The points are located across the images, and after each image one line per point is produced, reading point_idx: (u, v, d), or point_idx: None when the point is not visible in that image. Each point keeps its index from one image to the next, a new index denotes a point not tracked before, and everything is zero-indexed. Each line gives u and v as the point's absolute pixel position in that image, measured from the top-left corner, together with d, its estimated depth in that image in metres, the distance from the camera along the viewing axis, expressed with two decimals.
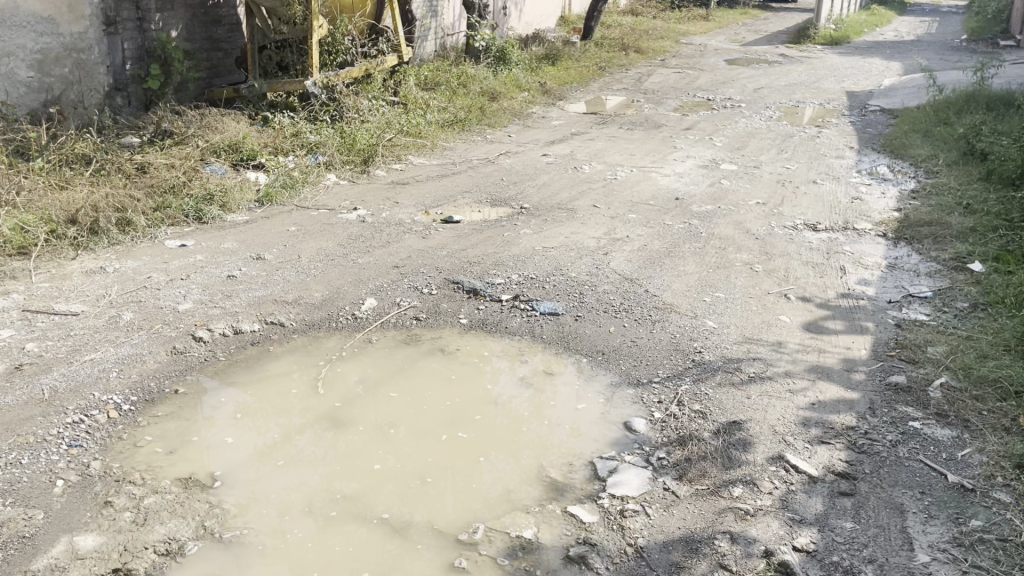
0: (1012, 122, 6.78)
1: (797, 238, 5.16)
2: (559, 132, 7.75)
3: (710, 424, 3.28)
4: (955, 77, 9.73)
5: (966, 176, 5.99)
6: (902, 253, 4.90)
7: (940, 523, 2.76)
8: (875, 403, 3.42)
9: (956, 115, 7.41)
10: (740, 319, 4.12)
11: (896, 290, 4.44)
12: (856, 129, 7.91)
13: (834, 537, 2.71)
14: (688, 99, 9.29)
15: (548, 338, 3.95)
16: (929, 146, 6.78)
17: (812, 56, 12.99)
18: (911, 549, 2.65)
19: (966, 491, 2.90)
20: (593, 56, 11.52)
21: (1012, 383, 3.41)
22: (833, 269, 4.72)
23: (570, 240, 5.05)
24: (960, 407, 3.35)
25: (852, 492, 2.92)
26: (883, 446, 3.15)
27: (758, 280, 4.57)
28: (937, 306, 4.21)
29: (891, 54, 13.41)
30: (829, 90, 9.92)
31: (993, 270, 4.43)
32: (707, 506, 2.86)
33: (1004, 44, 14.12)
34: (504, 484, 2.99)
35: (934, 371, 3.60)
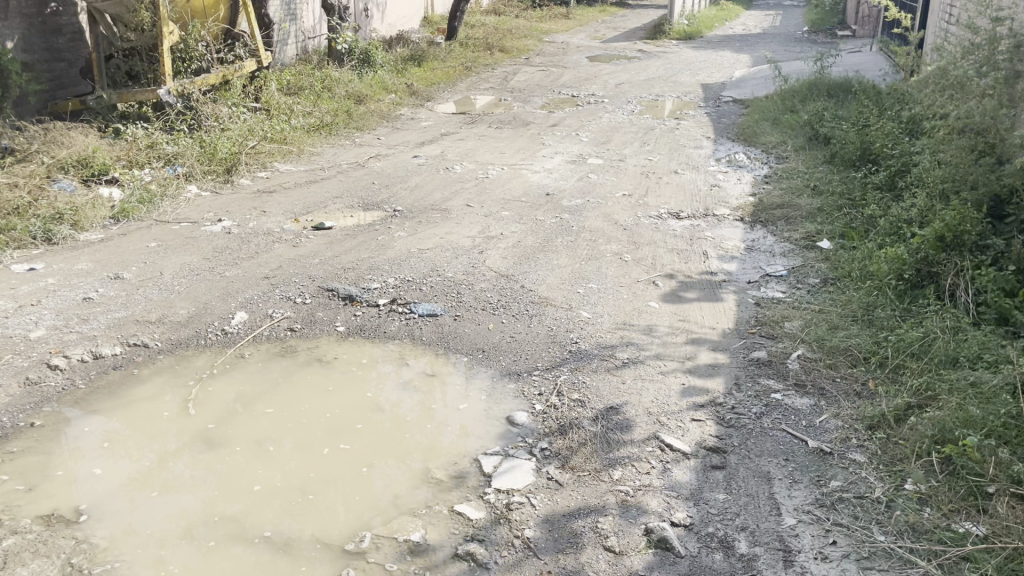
0: (849, 108, 7.28)
1: (662, 226, 5.37)
2: (428, 133, 7.74)
3: (588, 411, 3.36)
4: (799, 66, 10.34)
5: (812, 159, 6.39)
6: (759, 236, 5.17)
7: (803, 486, 2.95)
8: (739, 378, 3.61)
9: (801, 103, 7.89)
10: (613, 307, 4.25)
11: (754, 270, 4.69)
12: (712, 120, 8.29)
13: (709, 510, 2.85)
14: (553, 97, 9.47)
15: (427, 339, 3.95)
16: (779, 133, 7.19)
17: (669, 50, 13.52)
18: (778, 514, 2.82)
19: (824, 454, 3.10)
20: (459, 57, 11.57)
21: (861, 350, 3.67)
22: (696, 254, 4.93)
23: (444, 240, 5.06)
24: (815, 377, 3.57)
25: (723, 465, 3.07)
26: (749, 419, 3.32)
27: (627, 269, 4.72)
28: (791, 284, 4.47)
29: (740, 47, 14.14)
30: (686, 83, 10.35)
31: (840, 247, 4.75)
32: (589, 491, 2.93)
33: (841, 34, 15.12)
34: (392, 489, 2.97)
35: (791, 344, 3.82)
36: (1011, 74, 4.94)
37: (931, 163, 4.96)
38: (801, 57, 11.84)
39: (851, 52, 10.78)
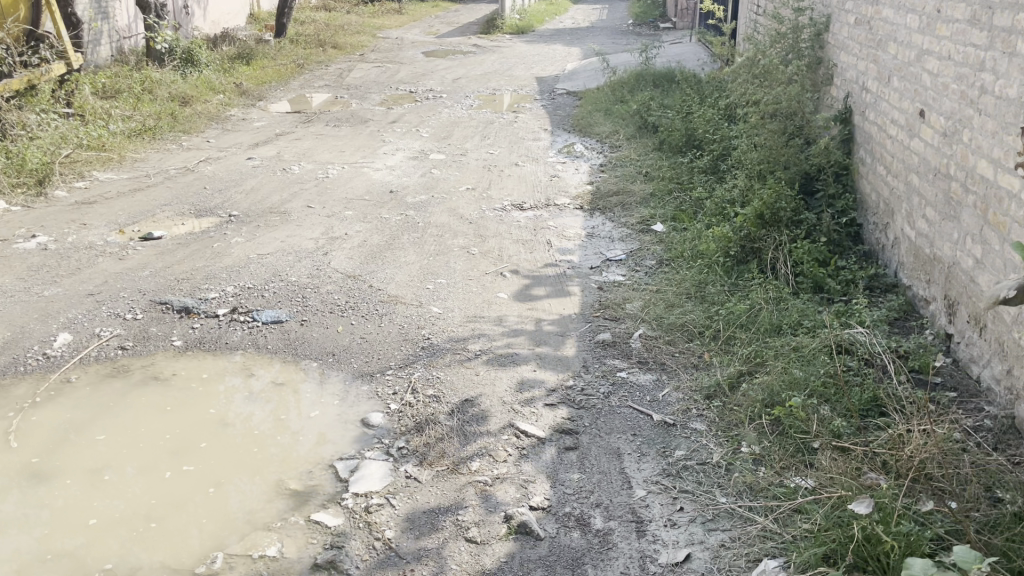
0: (673, 97, 7.68)
1: (506, 218, 5.45)
2: (261, 134, 7.47)
3: (443, 406, 3.37)
4: (626, 58, 10.79)
5: (644, 147, 6.69)
6: (598, 223, 5.35)
7: (650, 458, 3.09)
8: (588, 361, 3.73)
9: (629, 94, 8.24)
10: (462, 301, 4.28)
11: (596, 256, 4.85)
12: (548, 112, 8.49)
13: (565, 490, 2.93)
14: (390, 93, 9.38)
15: (273, 347, 3.83)
16: (611, 123, 7.46)
17: (503, 45, 13.73)
18: (630, 487, 2.95)
19: (668, 426, 3.27)
20: (289, 54, 11.24)
21: (696, 325, 3.89)
22: (540, 244, 5.04)
23: (285, 243, 4.91)
24: (656, 353, 3.75)
25: (576, 446, 3.17)
26: (598, 399, 3.45)
27: (475, 262, 4.76)
28: (631, 267, 4.66)
29: (571, 40, 14.56)
30: (521, 77, 10.54)
31: (673, 229, 5.00)
32: (449, 485, 2.94)
33: (663, 26, 15.89)
34: (245, 505, 2.86)
35: (634, 325, 3.99)
36: (813, 61, 5.38)
37: (748, 146, 5.31)
38: (627, 49, 12.35)
39: (673, 44, 11.35)
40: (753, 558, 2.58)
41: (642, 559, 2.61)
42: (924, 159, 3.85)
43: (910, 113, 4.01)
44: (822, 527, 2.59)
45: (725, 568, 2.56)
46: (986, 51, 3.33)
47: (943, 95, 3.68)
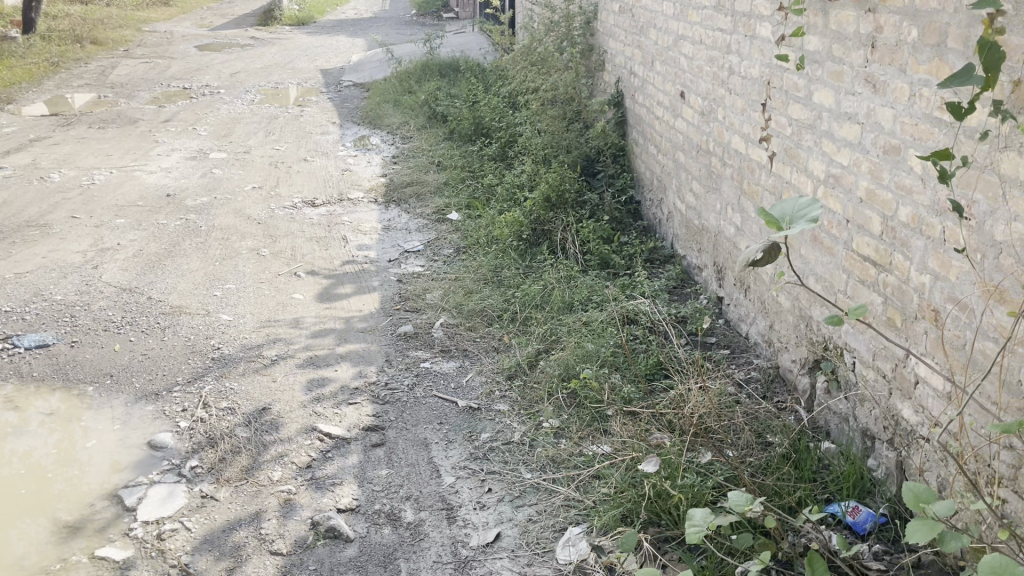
0: (459, 86, 7.77)
1: (297, 216, 5.28)
2: (13, 140, 6.74)
3: (239, 418, 3.22)
4: (411, 49, 10.79)
5: (434, 136, 6.72)
6: (394, 215, 5.31)
7: (457, 445, 3.12)
8: (390, 355, 3.70)
9: (416, 84, 8.25)
10: (254, 305, 4.10)
11: (393, 249, 4.81)
12: (335, 105, 8.31)
13: (373, 488, 2.89)
14: (162, 90, 8.79)
15: (40, 375, 3.48)
16: (400, 114, 7.43)
17: (284, 36, 13.28)
18: (438, 476, 2.96)
19: (473, 411, 3.31)
20: (40, 52, 10.22)
21: (495, 309, 3.96)
22: (335, 241, 4.93)
23: (47, 259, 4.47)
24: (458, 340, 3.79)
25: (382, 442, 3.13)
26: (402, 392, 3.43)
27: (266, 264, 4.58)
28: (429, 257, 4.67)
29: (355, 32, 14.36)
30: (305, 70, 10.26)
31: (468, 216, 5.06)
32: (250, 499, 2.81)
33: (446, 16, 16.05)
34: (19, 550, 2.59)
35: (434, 315, 4.00)
36: (586, 48, 5.64)
37: (532, 132, 5.48)
38: (412, 39, 12.34)
39: (456, 33, 11.49)
40: (559, 528, 2.68)
41: (453, 545, 2.63)
42: (686, 137, 4.16)
43: (673, 95, 4.31)
44: (618, 489, 2.73)
45: (533, 541, 2.63)
46: (731, 35, 3.63)
47: (698, 76, 3.98)
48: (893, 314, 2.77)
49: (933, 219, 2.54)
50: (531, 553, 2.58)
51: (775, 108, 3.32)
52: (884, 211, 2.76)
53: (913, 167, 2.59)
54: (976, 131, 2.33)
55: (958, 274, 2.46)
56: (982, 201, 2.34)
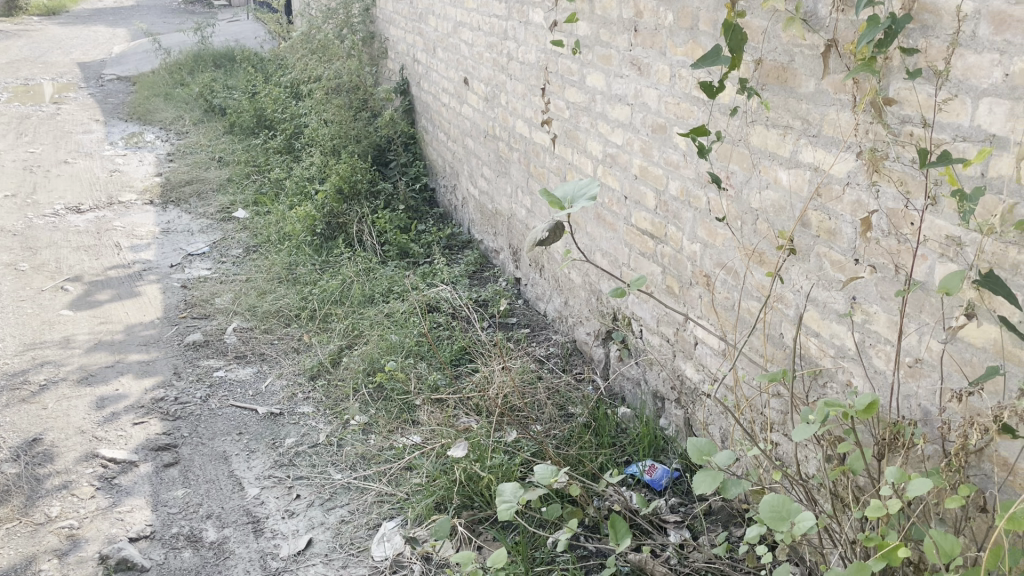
0: (235, 78, 7.39)
1: (60, 224, 4.80)
2: None
3: (5, 453, 2.88)
4: (180, 39, 10.14)
5: (212, 131, 6.36)
6: (173, 217, 4.96)
7: (260, 454, 2.98)
8: (178, 367, 3.46)
9: (189, 76, 7.76)
10: (15, 327, 3.69)
11: (174, 253, 4.50)
12: (97, 101, 7.64)
13: (169, 511, 2.70)
14: None
15: None
16: (172, 109, 6.96)
17: (30, 27, 12.00)
18: (241, 489, 2.81)
19: (275, 416, 3.17)
20: None
21: (291, 308, 3.82)
22: (107, 248, 4.53)
23: None
24: (253, 344, 3.62)
25: (176, 460, 2.93)
26: (195, 405, 3.23)
27: (26, 280, 4.13)
28: (215, 259, 4.41)
29: (115, 21, 13.26)
30: (58, 64, 9.33)
31: (255, 213, 4.84)
32: (26, 540, 2.53)
33: (218, 4, 15.22)
34: None
35: (226, 319, 3.79)
36: (366, 36, 5.58)
37: (318, 123, 5.32)
38: (180, 28, 11.59)
39: (229, 22, 10.93)
40: (373, 525, 2.63)
41: (262, 558, 2.51)
42: (473, 123, 4.21)
43: (456, 82, 4.34)
44: (430, 478, 2.73)
45: (347, 542, 2.56)
46: (506, 21, 3.71)
47: (479, 63, 4.03)
48: (672, 282, 2.97)
49: (698, 191, 2.76)
50: (345, 555, 2.51)
51: (552, 92, 3.44)
52: (657, 186, 2.94)
53: (678, 144, 2.79)
54: (728, 108, 2.57)
55: (723, 241, 2.70)
56: (738, 172, 2.59)
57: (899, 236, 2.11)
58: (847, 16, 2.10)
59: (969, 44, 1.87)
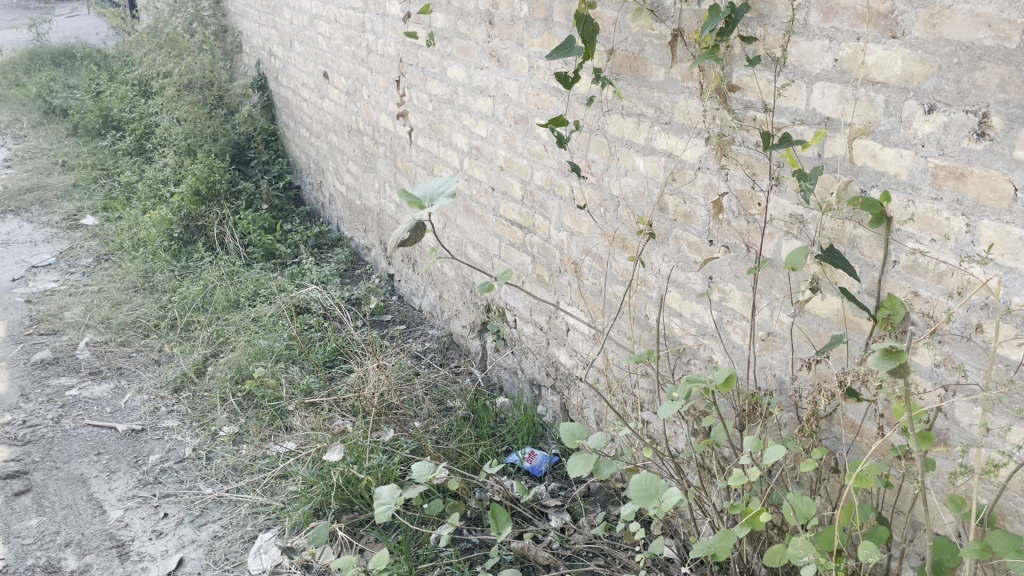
0: (77, 76, 6.94)
1: None
2: None
3: None
4: (12, 36, 9.42)
5: (54, 133, 5.95)
6: (13, 227, 4.60)
7: (122, 474, 2.81)
8: (25, 388, 3.22)
9: (24, 75, 7.23)
10: None
11: (16, 265, 4.18)
12: None
13: (22, 542, 2.50)
14: None
15: None
16: (6, 111, 6.47)
17: None
18: (103, 512, 2.64)
19: (136, 433, 3.01)
20: None
21: (150, 318, 3.62)
22: None
23: None
24: (110, 359, 3.41)
25: (27, 488, 2.72)
26: (46, 427, 3.01)
27: None
28: (63, 270, 4.13)
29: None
30: None
31: (106, 220, 4.56)
32: None
33: None
34: None
35: (78, 334, 3.56)
36: (218, 30, 5.37)
37: (171, 122, 5.09)
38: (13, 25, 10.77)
39: (67, 17, 10.25)
40: (248, 538, 2.52)
41: None
42: (335, 117, 4.13)
43: (316, 76, 4.24)
44: (307, 485, 2.65)
45: (221, 558, 2.45)
46: (363, 13, 3.64)
47: (337, 56, 3.95)
48: (542, 271, 3.01)
49: (562, 180, 2.80)
50: (219, 571, 2.40)
51: (414, 85, 3.40)
52: (522, 176, 2.96)
53: (540, 134, 2.82)
54: (585, 98, 2.62)
55: (588, 229, 2.75)
56: (598, 160, 2.64)
57: (748, 217, 2.21)
58: (690, 6, 2.19)
59: (802, 32, 1.97)
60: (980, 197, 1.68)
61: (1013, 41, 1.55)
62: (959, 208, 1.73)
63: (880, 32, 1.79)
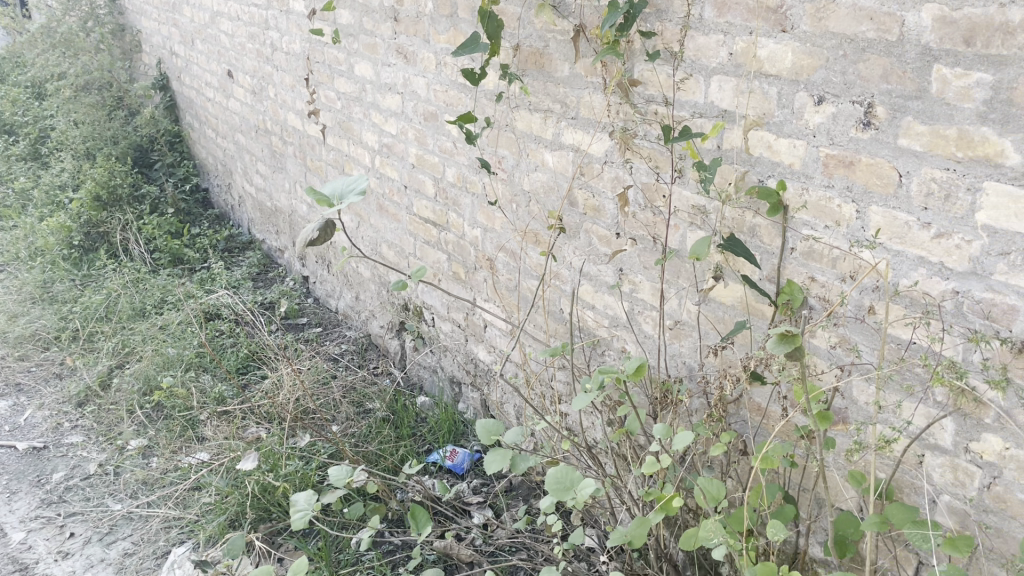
0: None
1: None
2: None
3: None
4: None
5: None
6: None
7: (23, 495, 2.69)
8: None
9: None
10: None
11: None
12: None
13: None
14: None
15: None
16: None
17: None
18: (3, 535, 2.52)
19: (38, 451, 2.88)
20: None
21: (50, 331, 3.47)
22: None
23: None
24: (7, 375, 3.26)
25: None
26: None
27: None
28: None
29: None
30: None
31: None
32: None
33: None
34: None
35: None
36: (116, 29, 5.20)
37: (67, 125, 4.92)
38: None
39: None
40: (161, 553, 2.44)
41: None
42: (242, 117, 4.04)
43: (220, 75, 4.14)
44: (221, 495, 2.58)
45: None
46: (266, 10, 3.57)
47: (241, 54, 3.86)
48: (457, 268, 3.00)
49: (473, 177, 2.80)
50: None
51: (321, 83, 3.35)
52: (434, 173, 2.95)
53: (449, 131, 2.81)
54: (492, 93, 2.63)
55: (501, 225, 2.76)
56: (508, 156, 2.65)
57: (654, 209, 2.25)
58: (590, 1, 2.20)
59: (698, 27, 2.00)
60: (868, 183, 1.74)
61: (893, 34, 1.61)
62: (849, 195, 1.78)
63: (770, 26, 1.84)
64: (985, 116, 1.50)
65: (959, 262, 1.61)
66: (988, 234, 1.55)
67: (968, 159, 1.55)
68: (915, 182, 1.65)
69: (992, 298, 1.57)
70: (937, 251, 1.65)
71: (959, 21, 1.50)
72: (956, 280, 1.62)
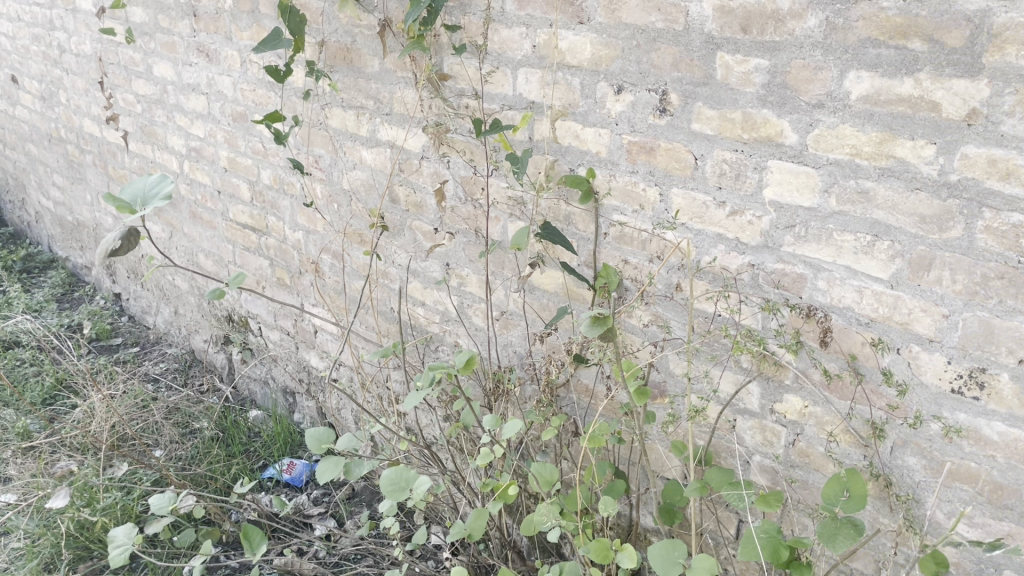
0: None
1: None
2: None
3: None
4: None
5: None
6: None
7: None
8: None
9: None
10: None
11: None
12: None
13: None
14: None
15: None
16: None
17: None
18: None
19: None
20: None
21: None
22: None
23: None
24: None
25: None
26: None
27: None
28: None
29: None
30: None
31: None
32: None
33: None
34: None
35: None
36: None
37: None
38: None
39: None
40: None
41: None
42: (31, 125, 3.74)
43: (3, 81, 3.82)
44: (31, 539, 2.36)
45: None
46: (50, 9, 3.30)
47: (25, 57, 3.57)
48: (281, 273, 2.90)
49: (290, 178, 2.70)
50: None
51: (117, 86, 3.14)
52: (249, 177, 2.83)
53: (260, 132, 2.70)
54: (302, 91, 2.55)
55: (322, 226, 2.68)
56: (325, 155, 2.58)
57: (474, 202, 2.25)
58: None
59: (501, 19, 2.01)
60: (668, 167, 1.79)
61: (679, 24, 1.67)
62: (651, 178, 1.84)
63: (568, 18, 1.87)
64: (765, 99, 1.57)
65: (752, 237, 1.69)
66: (775, 209, 1.63)
67: (753, 140, 1.62)
68: (709, 163, 1.71)
69: (783, 268, 1.66)
70: (733, 228, 1.72)
71: (737, 10, 1.56)
72: (752, 253, 1.70)
